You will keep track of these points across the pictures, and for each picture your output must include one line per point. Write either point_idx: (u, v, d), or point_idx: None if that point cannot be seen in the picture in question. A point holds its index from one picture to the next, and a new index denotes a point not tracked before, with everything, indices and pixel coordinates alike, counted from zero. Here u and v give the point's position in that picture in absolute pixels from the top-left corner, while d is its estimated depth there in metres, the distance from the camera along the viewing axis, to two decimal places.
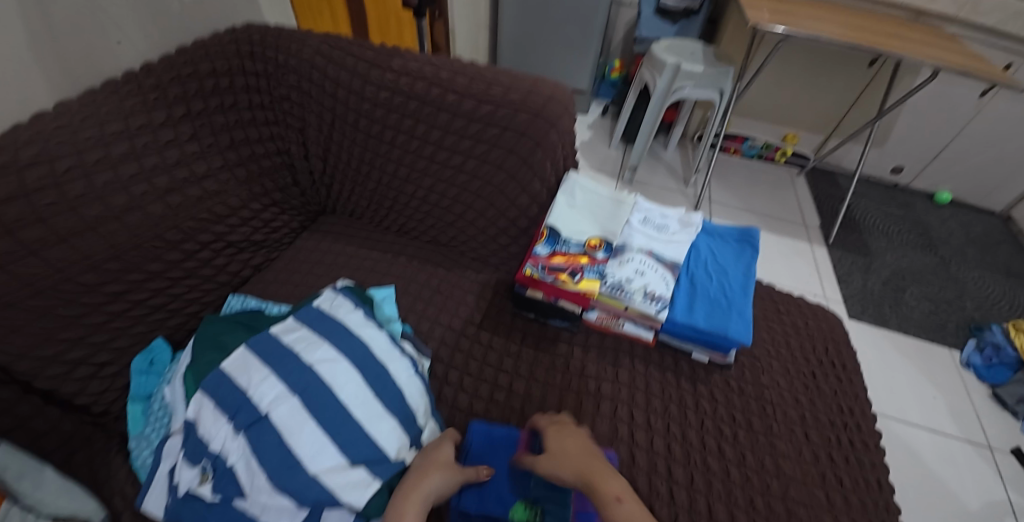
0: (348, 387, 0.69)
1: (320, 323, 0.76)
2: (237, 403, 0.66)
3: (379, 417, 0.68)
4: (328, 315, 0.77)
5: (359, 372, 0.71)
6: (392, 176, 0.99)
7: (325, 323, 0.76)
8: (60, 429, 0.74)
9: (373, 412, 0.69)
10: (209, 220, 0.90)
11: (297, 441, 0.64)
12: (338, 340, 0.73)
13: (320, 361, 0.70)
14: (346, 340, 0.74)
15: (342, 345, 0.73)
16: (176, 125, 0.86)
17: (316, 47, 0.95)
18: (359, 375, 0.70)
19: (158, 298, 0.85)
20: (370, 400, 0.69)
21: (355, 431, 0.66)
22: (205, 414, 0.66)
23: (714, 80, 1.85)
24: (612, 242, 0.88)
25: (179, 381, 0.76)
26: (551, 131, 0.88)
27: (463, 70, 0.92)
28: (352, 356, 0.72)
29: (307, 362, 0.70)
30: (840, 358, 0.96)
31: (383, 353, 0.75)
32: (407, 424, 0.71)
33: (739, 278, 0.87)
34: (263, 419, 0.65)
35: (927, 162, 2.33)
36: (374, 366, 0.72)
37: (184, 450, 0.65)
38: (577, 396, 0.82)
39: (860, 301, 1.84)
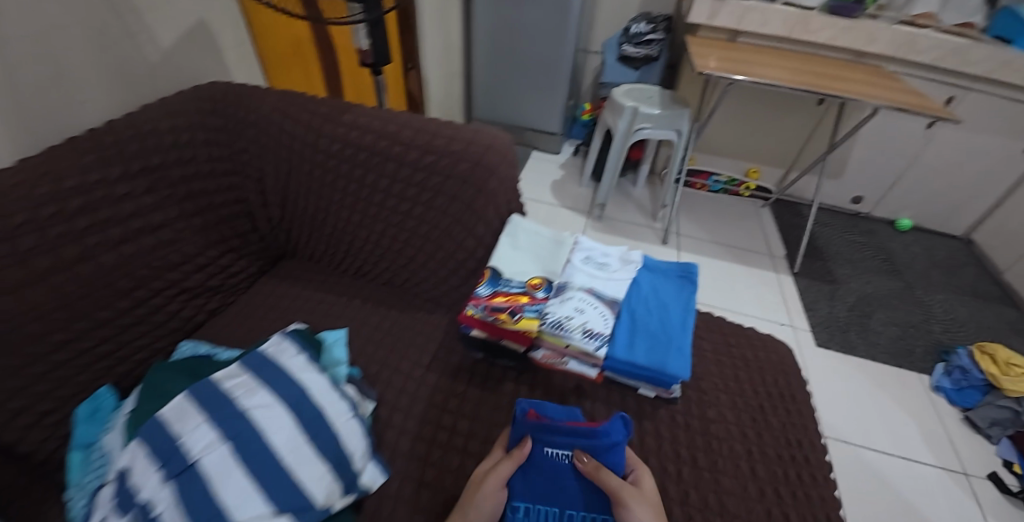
0: (281, 433, 0.70)
1: (261, 368, 0.77)
2: (169, 451, 0.66)
3: (312, 462, 0.69)
4: (271, 360, 0.79)
5: (294, 417, 0.72)
6: (346, 223, 1.03)
7: (267, 368, 0.77)
8: None
9: (305, 458, 0.69)
10: (164, 267, 0.93)
11: (225, 489, 0.64)
12: (277, 385, 0.75)
13: (256, 408, 0.71)
14: (285, 386, 0.75)
15: (281, 391, 0.74)
16: (133, 178, 0.88)
17: (274, 104, 1.01)
18: (294, 421, 0.72)
19: (107, 346, 0.86)
20: (303, 446, 0.70)
21: (286, 477, 0.67)
22: (137, 462, 0.66)
23: (671, 121, 1.95)
24: (553, 281, 0.91)
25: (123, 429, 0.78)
26: (491, 178, 0.93)
27: (409, 123, 0.97)
28: (288, 402, 0.73)
29: (242, 408, 0.71)
30: (789, 389, 0.98)
31: (322, 397, 0.76)
32: (340, 469, 0.71)
33: (679, 313, 0.88)
34: (194, 466, 0.65)
35: (886, 191, 2.42)
36: (311, 411, 0.74)
37: (112, 501, 0.63)
38: None
39: (828, 329, 1.86)
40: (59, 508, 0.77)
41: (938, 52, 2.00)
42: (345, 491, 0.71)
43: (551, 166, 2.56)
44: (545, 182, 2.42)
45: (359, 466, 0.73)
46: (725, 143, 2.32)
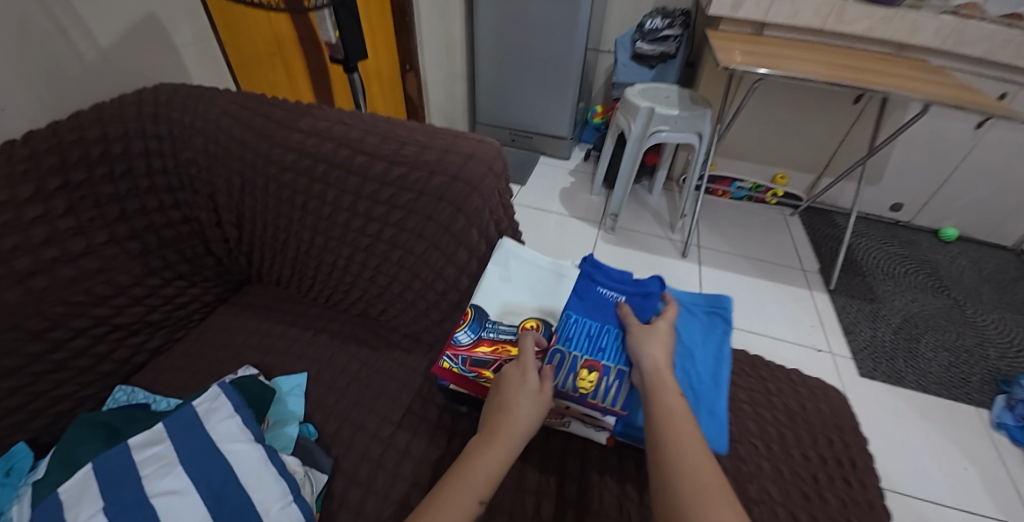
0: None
1: (183, 436, 0.62)
2: None
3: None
4: (198, 424, 0.64)
5: (207, 510, 0.57)
6: (309, 246, 0.88)
7: (190, 436, 0.62)
8: None
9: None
10: (87, 302, 0.78)
11: None
12: (198, 461, 0.60)
13: (164, 493, 0.57)
14: (204, 465, 0.60)
15: (200, 471, 0.60)
16: (48, 199, 0.73)
17: (223, 107, 0.86)
18: (208, 513, 0.57)
19: (16, 399, 0.72)
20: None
21: None
22: None
23: (691, 123, 1.76)
24: (551, 324, 0.73)
25: (27, 496, 0.62)
26: (473, 194, 0.77)
27: (377, 128, 0.82)
28: (206, 487, 0.59)
29: (145, 495, 0.57)
30: (847, 453, 0.78)
31: (250, 479, 0.60)
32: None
33: (709, 365, 0.70)
34: None
35: (929, 198, 2.20)
36: (231, 500, 0.58)
37: None
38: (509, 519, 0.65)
39: (871, 355, 1.65)
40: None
41: (991, 43, 1.79)
42: None
43: (559, 173, 2.39)
44: (553, 189, 2.26)
45: None
46: (749, 147, 2.13)
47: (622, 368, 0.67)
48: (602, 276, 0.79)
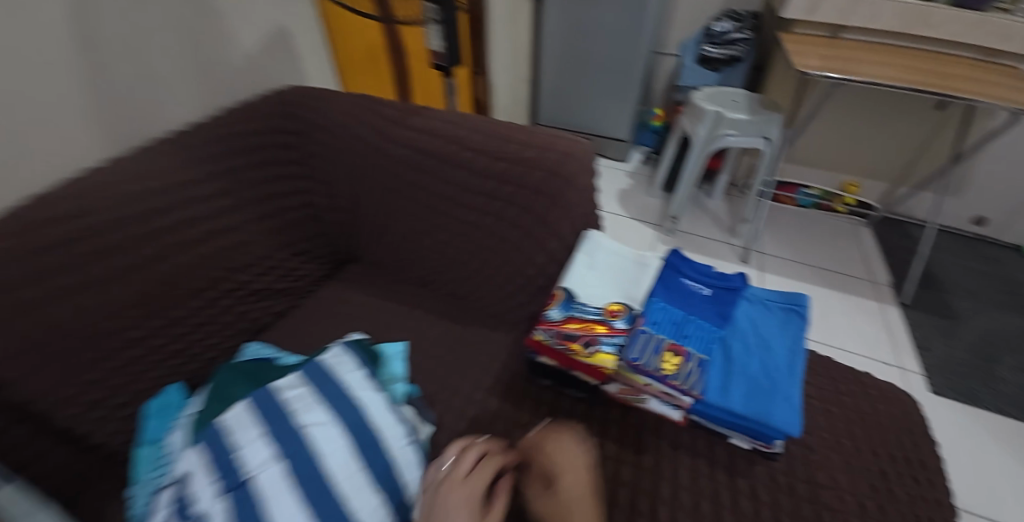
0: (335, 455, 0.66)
1: (320, 380, 0.73)
2: (224, 465, 0.63)
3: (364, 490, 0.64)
4: (330, 372, 0.75)
5: (349, 438, 0.68)
6: (411, 230, 0.99)
7: (326, 381, 0.73)
8: (65, 470, 0.75)
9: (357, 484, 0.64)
10: (233, 269, 0.93)
11: (274, 510, 0.60)
12: (334, 401, 0.71)
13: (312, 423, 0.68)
14: (342, 403, 0.71)
15: (337, 408, 0.70)
16: (210, 181, 0.88)
17: (345, 106, 0.99)
18: (348, 442, 0.67)
19: (180, 344, 0.87)
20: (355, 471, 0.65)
21: (335, 505, 0.62)
22: (192, 473, 0.63)
23: (760, 128, 1.76)
24: (634, 309, 0.79)
25: (185, 427, 0.77)
26: (568, 190, 0.86)
27: (480, 127, 0.92)
28: (344, 422, 0.69)
29: (298, 423, 0.67)
30: (917, 454, 0.81)
31: (380, 417, 0.71)
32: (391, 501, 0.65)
33: (784, 355, 0.75)
34: (245, 483, 0.61)
35: (1016, 212, 2.07)
36: (367, 432, 0.69)
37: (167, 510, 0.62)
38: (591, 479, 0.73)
39: (943, 372, 1.60)
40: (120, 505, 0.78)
41: None
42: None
43: (619, 175, 2.43)
44: (612, 190, 2.31)
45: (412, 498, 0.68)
46: (818, 153, 2.09)
47: (704, 357, 0.74)
48: (688, 267, 0.85)
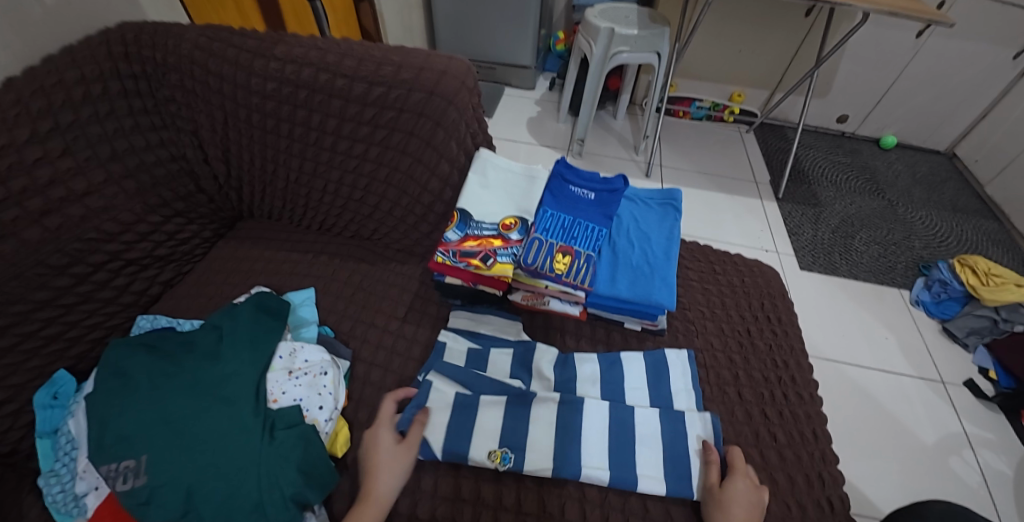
0: (599, 434, 0.73)
1: (611, 361, 0.83)
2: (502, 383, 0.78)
3: (665, 471, 0.70)
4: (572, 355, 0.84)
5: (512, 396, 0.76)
6: (298, 173, 0.94)
7: (680, 363, 0.84)
8: None
9: (672, 454, 0.72)
10: (99, 239, 0.83)
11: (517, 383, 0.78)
12: (603, 370, 0.82)
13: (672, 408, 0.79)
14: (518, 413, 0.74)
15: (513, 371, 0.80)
16: (45, 141, 0.75)
17: (193, 41, 0.88)
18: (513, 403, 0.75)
19: (52, 329, 0.78)
20: (618, 443, 0.72)
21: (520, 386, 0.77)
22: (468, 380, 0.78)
23: (650, 42, 1.80)
24: (528, 221, 0.83)
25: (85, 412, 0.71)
26: (448, 108, 0.87)
27: (353, 52, 0.88)
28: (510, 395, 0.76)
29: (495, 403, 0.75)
30: (775, 312, 0.99)
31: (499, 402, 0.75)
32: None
33: (661, 244, 0.87)
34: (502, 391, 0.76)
35: (872, 107, 2.23)
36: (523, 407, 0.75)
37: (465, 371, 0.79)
38: None
39: (811, 252, 1.80)
40: (35, 496, 0.71)
41: None
42: (330, 416, 0.71)
43: (526, 103, 2.38)
44: (520, 120, 2.27)
45: (338, 396, 0.74)
46: (707, 64, 2.19)
47: (590, 254, 0.83)
48: (573, 176, 0.91)
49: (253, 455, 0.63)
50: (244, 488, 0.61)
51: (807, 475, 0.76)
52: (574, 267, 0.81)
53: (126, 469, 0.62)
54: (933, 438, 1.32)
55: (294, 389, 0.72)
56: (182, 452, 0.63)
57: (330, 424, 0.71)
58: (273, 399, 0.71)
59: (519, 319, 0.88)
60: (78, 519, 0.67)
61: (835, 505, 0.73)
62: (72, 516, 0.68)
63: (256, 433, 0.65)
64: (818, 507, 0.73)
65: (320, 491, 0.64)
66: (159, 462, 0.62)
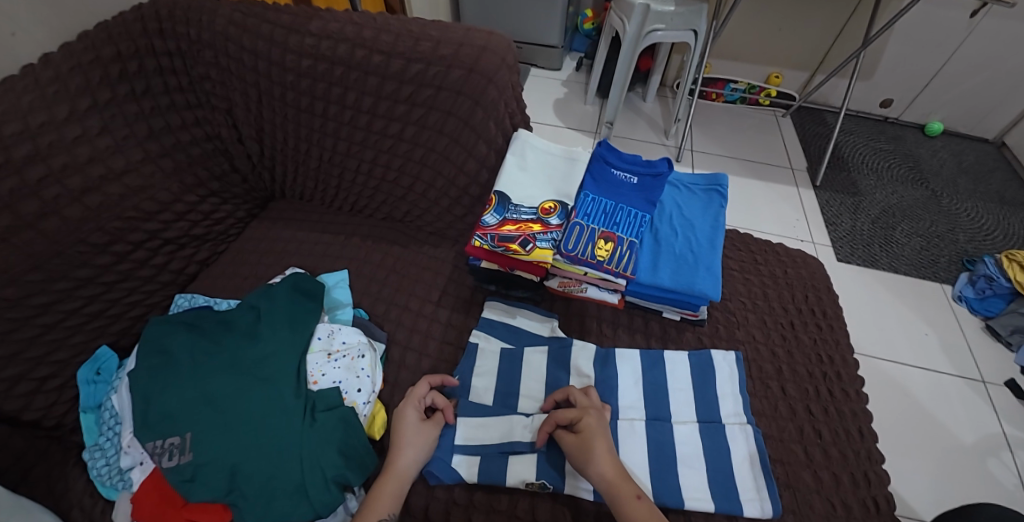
0: (640, 454, 0.70)
1: (652, 361, 0.80)
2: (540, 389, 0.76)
3: (713, 492, 0.67)
4: (612, 350, 0.81)
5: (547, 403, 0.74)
6: (331, 152, 0.93)
7: (727, 364, 0.80)
8: (10, 447, 0.70)
9: (717, 473, 0.69)
10: (138, 218, 0.83)
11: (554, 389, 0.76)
12: (645, 376, 0.79)
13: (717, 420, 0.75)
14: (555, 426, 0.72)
15: (549, 369, 0.78)
16: (83, 118, 0.75)
17: (228, 16, 0.86)
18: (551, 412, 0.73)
19: (94, 306, 0.79)
20: (662, 463, 0.69)
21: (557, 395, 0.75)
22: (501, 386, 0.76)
23: (687, 19, 1.72)
24: (568, 205, 0.81)
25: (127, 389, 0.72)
26: (488, 87, 0.84)
27: (390, 27, 0.85)
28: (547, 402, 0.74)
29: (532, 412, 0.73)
30: (820, 305, 0.95)
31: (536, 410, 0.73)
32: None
33: (706, 232, 0.84)
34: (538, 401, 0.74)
35: (918, 92, 2.11)
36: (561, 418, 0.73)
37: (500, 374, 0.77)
38: None
39: (849, 243, 1.73)
40: (80, 470, 0.73)
41: None
42: (368, 399, 0.71)
43: (553, 84, 2.32)
44: (547, 101, 2.22)
45: (376, 379, 0.73)
46: (744, 43, 2.10)
47: (633, 241, 0.80)
48: (616, 158, 0.87)
49: (294, 436, 0.63)
50: (285, 469, 0.61)
51: (853, 475, 0.73)
52: (615, 257, 0.79)
53: (171, 446, 0.63)
54: (973, 439, 1.27)
55: (333, 371, 0.72)
56: (223, 432, 0.63)
57: (368, 406, 0.71)
58: (313, 380, 0.71)
59: (555, 316, 0.85)
60: (123, 492, 0.69)
61: (880, 505, 0.70)
62: (118, 490, 0.69)
63: (296, 415, 0.65)
64: (863, 507, 0.71)
65: (360, 473, 0.64)
66: (203, 440, 0.63)
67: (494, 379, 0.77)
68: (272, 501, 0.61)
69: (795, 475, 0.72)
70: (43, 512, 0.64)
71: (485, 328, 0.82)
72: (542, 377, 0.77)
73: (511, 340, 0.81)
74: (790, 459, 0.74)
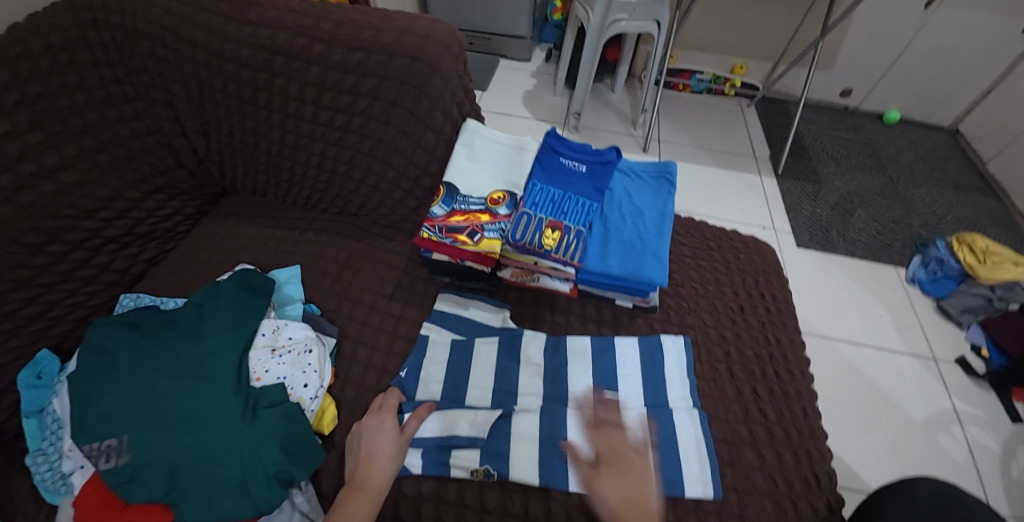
0: None
1: (599, 347, 0.82)
2: (492, 379, 0.77)
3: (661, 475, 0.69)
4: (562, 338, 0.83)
5: (495, 393, 0.75)
6: (279, 145, 0.91)
7: (675, 348, 0.82)
8: None
9: (666, 456, 0.70)
10: (75, 216, 0.80)
11: (505, 378, 0.77)
12: (597, 363, 0.80)
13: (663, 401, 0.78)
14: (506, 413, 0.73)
15: (500, 360, 0.79)
16: (11, 114, 0.72)
17: (164, 5, 0.83)
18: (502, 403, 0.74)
19: (32, 308, 0.77)
20: None
21: (508, 385, 0.76)
22: (451, 378, 0.76)
23: (649, 9, 1.73)
24: (517, 195, 0.81)
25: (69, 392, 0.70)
26: (433, 76, 0.83)
27: (332, 15, 0.83)
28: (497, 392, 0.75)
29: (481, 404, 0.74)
30: (770, 289, 0.98)
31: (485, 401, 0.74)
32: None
33: (654, 219, 0.85)
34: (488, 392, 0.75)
35: (876, 81, 2.17)
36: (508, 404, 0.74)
37: (450, 365, 0.78)
38: None
39: (809, 229, 1.78)
40: (22, 476, 0.71)
41: None
42: (315, 395, 0.70)
43: (522, 76, 2.31)
44: (515, 93, 2.21)
45: (324, 374, 0.73)
46: (707, 34, 2.13)
47: (581, 229, 0.81)
48: (565, 147, 0.88)
49: (236, 434, 0.63)
50: (226, 467, 0.61)
51: (796, 452, 0.76)
52: (563, 245, 0.79)
53: (108, 448, 0.61)
54: (923, 414, 1.33)
55: (277, 368, 0.71)
56: (162, 433, 0.62)
57: (316, 401, 0.70)
58: (255, 378, 0.70)
59: (508, 305, 0.86)
60: (66, 497, 0.67)
61: (821, 480, 0.73)
62: (63, 494, 0.68)
63: (237, 412, 0.64)
64: (805, 482, 0.73)
65: (305, 469, 0.64)
66: (141, 441, 0.61)
67: (444, 371, 0.77)
68: (213, 499, 0.60)
69: (740, 454, 0.75)
70: None
71: (438, 321, 0.82)
72: (493, 367, 0.78)
73: (463, 333, 0.82)
74: (736, 439, 0.76)
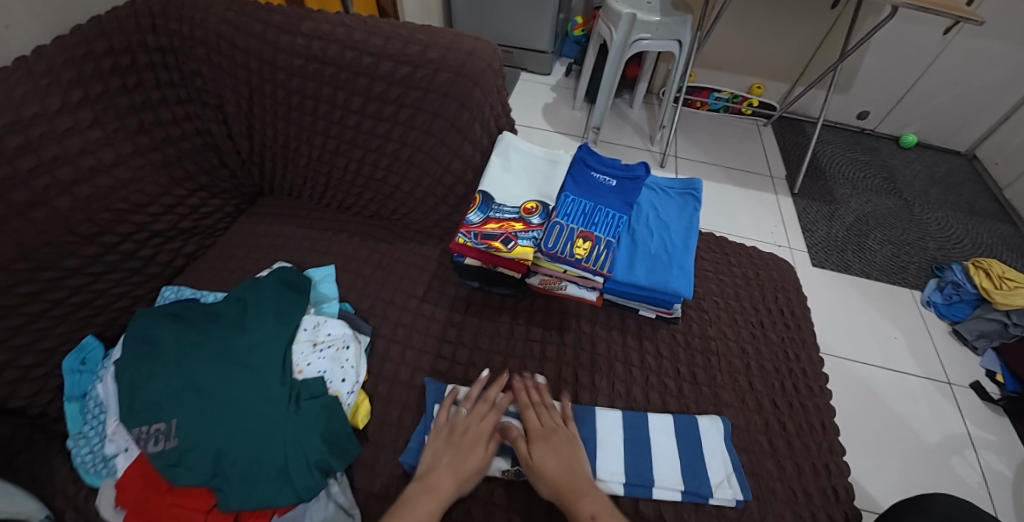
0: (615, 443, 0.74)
1: None
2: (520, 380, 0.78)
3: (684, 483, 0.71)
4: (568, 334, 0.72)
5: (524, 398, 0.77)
6: (320, 150, 0.95)
7: None
8: None
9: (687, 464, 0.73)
10: (126, 210, 0.84)
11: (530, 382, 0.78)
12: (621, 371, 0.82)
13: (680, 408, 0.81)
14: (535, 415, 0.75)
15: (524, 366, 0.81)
16: (75, 111, 0.77)
17: (221, 15, 0.88)
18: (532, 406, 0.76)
19: (81, 296, 0.80)
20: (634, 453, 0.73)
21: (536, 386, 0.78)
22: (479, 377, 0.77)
23: (672, 30, 1.77)
24: (549, 205, 0.84)
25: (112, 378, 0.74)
26: (474, 90, 0.87)
27: (380, 30, 0.88)
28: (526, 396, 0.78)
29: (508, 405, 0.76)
30: (789, 305, 1.00)
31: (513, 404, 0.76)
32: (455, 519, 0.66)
33: (680, 233, 0.87)
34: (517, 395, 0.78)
35: (893, 105, 2.19)
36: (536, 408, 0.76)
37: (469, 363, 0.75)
38: (499, 376, 0.81)
39: (824, 249, 1.80)
40: (63, 458, 0.74)
41: None
42: (352, 390, 0.74)
43: (542, 89, 2.36)
44: (535, 105, 2.26)
45: (359, 369, 0.76)
46: (727, 54, 2.17)
47: (610, 240, 0.84)
48: (596, 161, 0.91)
49: (280, 423, 0.66)
50: (270, 453, 0.64)
51: (813, 466, 0.77)
52: (592, 255, 0.82)
53: (157, 432, 0.64)
54: (937, 438, 1.33)
55: (318, 362, 0.74)
56: (209, 419, 0.65)
57: (352, 396, 0.73)
58: (298, 370, 0.73)
59: None
60: (107, 479, 0.70)
61: (839, 494, 0.74)
62: (102, 476, 0.71)
63: (283, 402, 0.67)
64: (823, 495, 0.74)
65: (343, 460, 0.67)
66: (189, 425, 0.64)
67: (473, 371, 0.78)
68: (257, 486, 0.62)
69: (759, 464, 0.76)
70: (34, 500, 0.66)
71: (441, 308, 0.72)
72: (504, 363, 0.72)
73: None
74: (755, 449, 0.78)
